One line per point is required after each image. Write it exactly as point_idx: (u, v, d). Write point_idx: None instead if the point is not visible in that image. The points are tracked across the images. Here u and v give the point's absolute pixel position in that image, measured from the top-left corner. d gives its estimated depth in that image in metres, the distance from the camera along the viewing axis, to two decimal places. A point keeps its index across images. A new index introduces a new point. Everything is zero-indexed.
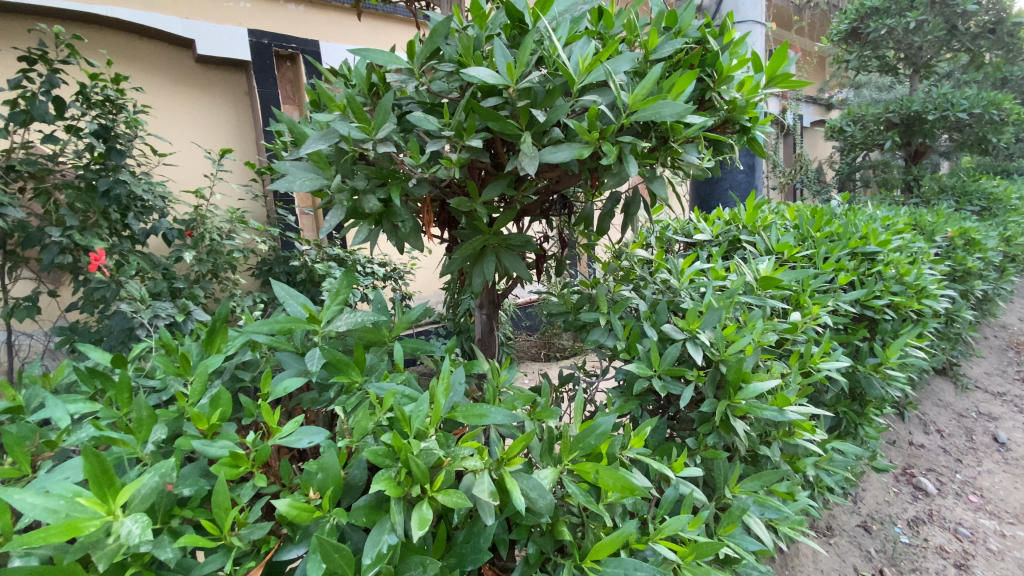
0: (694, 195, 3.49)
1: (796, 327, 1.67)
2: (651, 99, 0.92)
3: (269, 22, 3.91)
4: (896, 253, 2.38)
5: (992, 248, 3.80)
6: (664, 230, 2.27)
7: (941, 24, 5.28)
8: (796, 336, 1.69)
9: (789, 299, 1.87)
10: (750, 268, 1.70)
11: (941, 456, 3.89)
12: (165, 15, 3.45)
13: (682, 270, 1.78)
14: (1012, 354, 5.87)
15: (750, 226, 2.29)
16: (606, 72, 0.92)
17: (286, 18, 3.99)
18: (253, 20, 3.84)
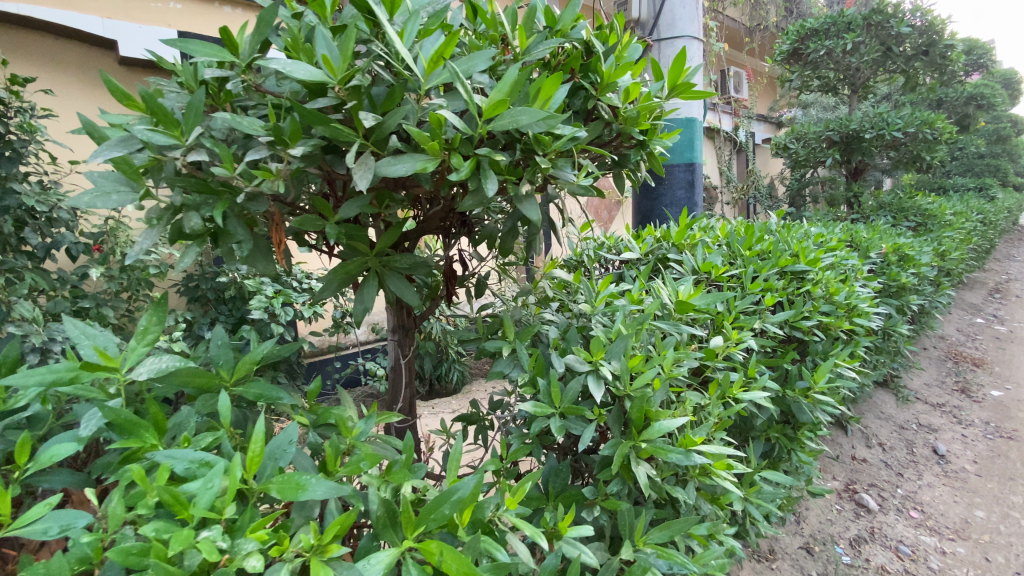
0: (636, 210, 3.46)
1: (715, 353, 1.56)
2: (505, 106, 0.78)
3: (195, 25, 3.68)
4: (827, 272, 2.34)
5: (925, 264, 3.87)
6: (590, 247, 2.17)
7: (876, 46, 5.47)
8: (716, 364, 1.59)
9: (713, 321, 1.77)
10: (668, 292, 1.60)
11: (882, 470, 3.91)
12: (83, 14, 3.17)
13: (599, 292, 1.66)
14: (949, 365, 6.06)
15: (678, 245, 2.21)
16: (452, 71, 0.77)
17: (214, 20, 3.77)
18: (178, 23, 3.60)
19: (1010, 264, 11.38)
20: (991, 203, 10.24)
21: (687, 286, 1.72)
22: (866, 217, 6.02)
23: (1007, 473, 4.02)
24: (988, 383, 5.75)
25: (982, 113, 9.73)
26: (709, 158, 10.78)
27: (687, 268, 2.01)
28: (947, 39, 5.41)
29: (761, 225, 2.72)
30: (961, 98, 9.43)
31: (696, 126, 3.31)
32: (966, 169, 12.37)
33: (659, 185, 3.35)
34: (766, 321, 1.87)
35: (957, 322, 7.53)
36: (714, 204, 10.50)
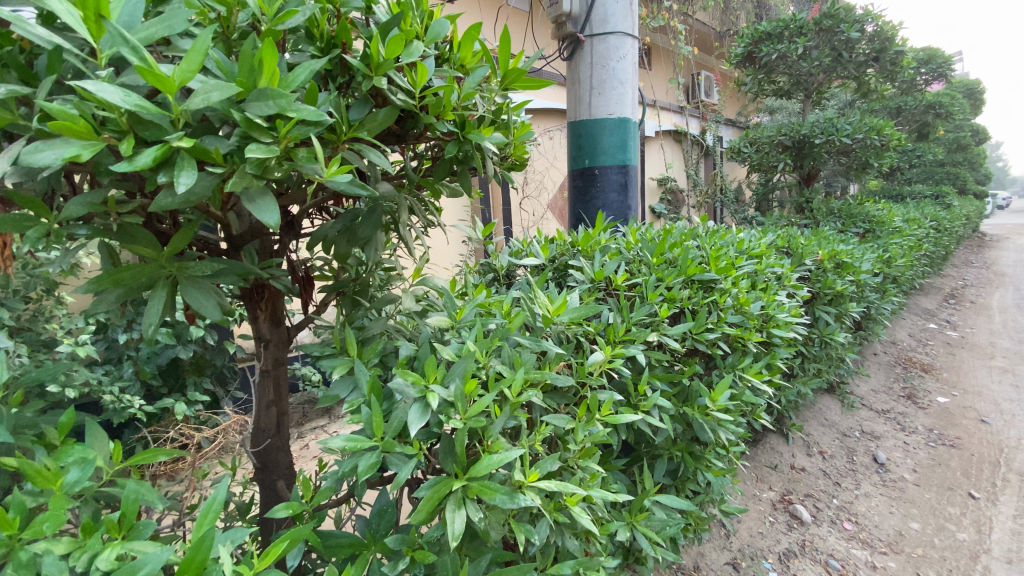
0: (573, 211, 3.33)
1: (588, 370, 1.42)
2: (183, 77, 0.61)
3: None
4: (743, 280, 2.24)
5: (864, 271, 3.84)
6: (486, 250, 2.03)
7: (827, 51, 5.47)
8: (592, 385, 1.45)
9: (600, 335, 1.63)
10: (540, 302, 1.45)
11: (821, 479, 3.87)
12: None
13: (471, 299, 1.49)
14: (898, 370, 6.10)
15: (583, 251, 2.08)
16: (111, 33, 0.61)
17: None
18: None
19: (965, 270, 11.66)
20: (946, 210, 10.47)
21: (572, 297, 1.58)
22: (817, 222, 6.03)
23: (944, 482, 4.00)
24: (935, 389, 5.80)
25: (939, 122, 9.93)
26: (675, 162, 10.80)
27: (583, 278, 1.87)
28: (897, 45, 5.43)
29: (685, 232, 2.62)
30: (919, 107, 9.59)
31: (630, 125, 3.20)
32: (927, 177, 12.65)
33: (592, 186, 3.22)
34: (662, 334, 1.75)
35: (910, 328, 7.62)
36: (680, 208, 10.49)
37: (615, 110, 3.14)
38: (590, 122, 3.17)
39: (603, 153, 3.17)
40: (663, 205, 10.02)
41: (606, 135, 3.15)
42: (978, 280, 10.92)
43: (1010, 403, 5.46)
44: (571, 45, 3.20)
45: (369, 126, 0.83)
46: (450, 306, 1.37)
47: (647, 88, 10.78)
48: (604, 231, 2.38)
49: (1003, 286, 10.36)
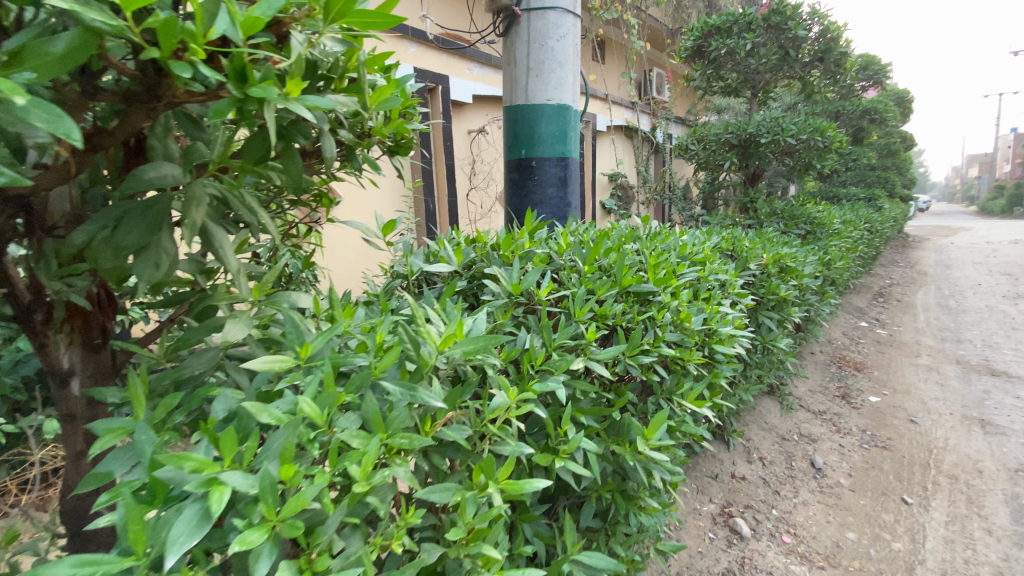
0: (508, 207, 3.00)
1: (486, 421, 1.07)
2: None
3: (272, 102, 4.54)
4: (684, 290, 2.00)
5: (807, 275, 3.75)
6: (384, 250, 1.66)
7: (775, 48, 5.39)
8: (492, 438, 1.10)
9: (508, 364, 1.30)
10: (423, 332, 1.04)
11: (760, 488, 3.77)
12: None
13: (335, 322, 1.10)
14: (833, 369, 6.22)
15: (505, 257, 1.75)
16: None
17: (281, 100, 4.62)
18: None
19: (892, 269, 12.29)
20: (878, 213, 10.93)
21: (477, 321, 1.24)
22: (761, 222, 6.00)
23: (878, 486, 4.00)
24: (867, 388, 5.93)
25: (873, 128, 10.31)
26: (625, 157, 10.71)
27: (499, 291, 1.52)
28: (842, 47, 5.42)
29: (623, 234, 2.35)
30: (856, 112, 9.90)
31: (570, 113, 2.90)
32: (859, 180, 13.21)
33: (528, 180, 2.91)
34: (593, 358, 1.45)
35: (844, 326, 7.84)
36: (630, 204, 10.41)
37: (553, 96, 2.83)
38: (526, 107, 2.84)
39: (541, 143, 2.85)
40: (613, 200, 9.91)
41: (544, 123, 2.84)
42: (903, 279, 11.51)
43: (936, 402, 5.64)
44: (506, 20, 2.85)
45: (37, 64, 0.57)
46: (297, 338, 0.99)
47: (598, 80, 10.60)
48: (533, 232, 2.06)
49: (925, 285, 10.94)
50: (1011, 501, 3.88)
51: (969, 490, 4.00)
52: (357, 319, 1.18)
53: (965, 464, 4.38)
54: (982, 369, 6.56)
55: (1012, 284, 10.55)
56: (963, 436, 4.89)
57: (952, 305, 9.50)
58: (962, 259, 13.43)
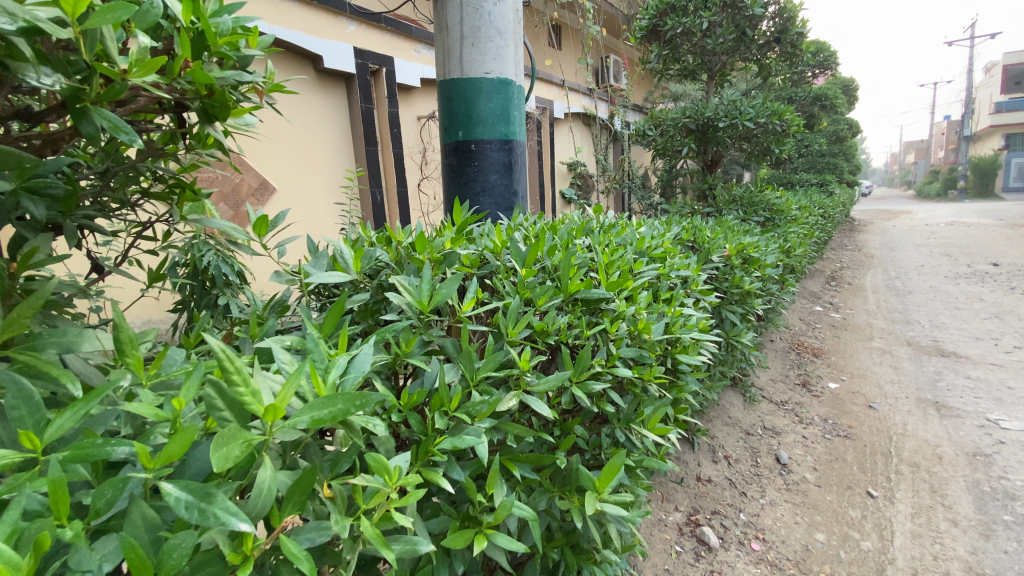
0: (447, 197, 2.63)
1: (351, 518, 0.75)
2: None
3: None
4: (642, 293, 1.70)
5: (769, 265, 3.56)
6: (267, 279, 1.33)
7: (731, 28, 5.20)
8: (363, 541, 0.77)
9: (400, 413, 0.97)
10: (240, 390, 0.69)
11: (727, 491, 3.59)
12: None
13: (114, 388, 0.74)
14: (793, 356, 6.18)
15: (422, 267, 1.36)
16: None
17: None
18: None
19: (842, 253, 12.58)
20: (829, 198, 11.10)
21: (359, 359, 0.90)
22: (720, 210, 5.84)
23: (844, 480, 3.89)
24: (826, 374, 5.91)
25: (824, 114, 10.44)
26: (584, 146, 10.44)
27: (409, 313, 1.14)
28: (798, 27, 5.29)
29: (572, 228, 2.03)
30: (808, 98, 9.97)
31: (512, 89, 2.55)
32: (810, 166, 13.49)
33: (468, 167, 2.54)
34: (529, 389, 1.13)
35: (800, 311, 7.89)
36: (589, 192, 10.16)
37: (493, 69, 2.47)
38: (462, 83, 2.48)
39: (481, 124, 2.49)
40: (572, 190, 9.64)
41: (483, 101, 2.48)
42: (853, 262, 11.76)
43: (892, 386, 5.66)
44: None
45: None
46: (30, 418, 0.66)
47: (554, 66, 10.27)
48: (463, 228, 1.70)
49: (873, 268, 11.24)
50: (972, 487, 3.84)
51: (932, 478, 3.94)
52: (168, 371, 0.84)
53: (925, 450, 4.34)
54: (932, 350, 6.66)
55: (952, 265, 10.94)
56: (921, 420, 4.88)
57: (899, 286, 9.74)
58: (906, 241, 13.88)
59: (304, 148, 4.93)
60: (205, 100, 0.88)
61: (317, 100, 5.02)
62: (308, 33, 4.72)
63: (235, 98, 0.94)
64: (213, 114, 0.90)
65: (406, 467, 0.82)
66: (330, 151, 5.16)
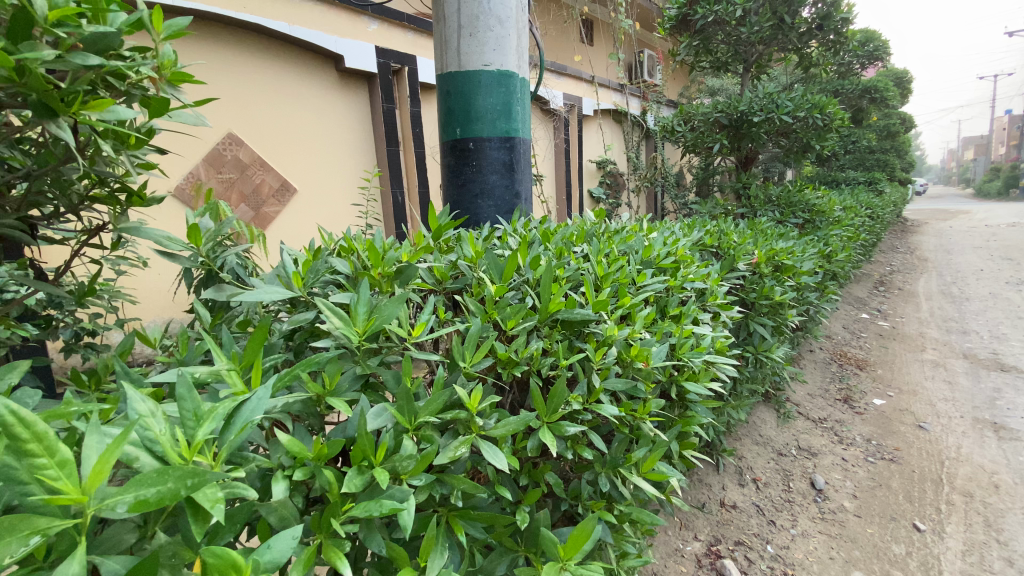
0: (445, 199, 2.45)
1: None
2: None
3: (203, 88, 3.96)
4: (641, 311, 1.48)
5: (805, 272, 3.24)
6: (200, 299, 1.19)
7: (766, 15, 4.84)
8: None
9: (306, 464, 0.80)
10: (35, 464, 0.54)
11: (754, 519, 3.29)
12: None
13: None
14: (834, 368, 5.75)
15: (377, 285, 1.15)
16: None
17: (215, 84, 4.04)
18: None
19: (892, 256, 11.77)
20: (879, 198, 10.39)
21: (250, 407, 0.74)
22: (755, 210, 5.46)
23: (886, 510, 3.51)
24: (871, 389, 5.44)
25: (874, 108, 9.76)
26: (615, 143, 10.12)
27: (346, 346, 0.96)
28: (841, 12, 4.90)
29: (568, 236, 1.83)
30: (856, 91, 9.34)
31: (514, 82, 2.35)
32: (858, 163, 12.73)
33: (467, 168, 2.36)
34: (483, 433, 0.94)
35: (844, 319, 7.36)
36: (619, 192, 9.82)
37: (492, 61, 2.28)
38: (459, 77, 2.30)
39: (480, 121, 2.31)
40: (601, 189, 9.34)
41: (482, 96, 2.29)
42: (905, 266, 10.97)
43: (947, 404, 5.15)
44: None
45: None
46: None
47: (585, 62, 10.00)
48: (440, 236, 1.53)
49: (928, 272, 10.43)
50: None
51: (987, 510, 3.51)
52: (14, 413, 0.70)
53: (980, 478, 3.89)
54: (992, 364, 6.06)
55: (1017, 269, 10.03)
56: (977, 443, 4.40)
57: (956, 293, 8.99)
58: (963, 243, 12.89)
59: (327, 146, 4.84)
60: (31, 90, 0.82)
61: (340, 101, 4.91)
62: (329, 33, 4.61)
63: (78, 86, 0.85)
64: (45, 104, 0.83)
65: (280, 553, 0.65)
66: (353, 151, 5.04)
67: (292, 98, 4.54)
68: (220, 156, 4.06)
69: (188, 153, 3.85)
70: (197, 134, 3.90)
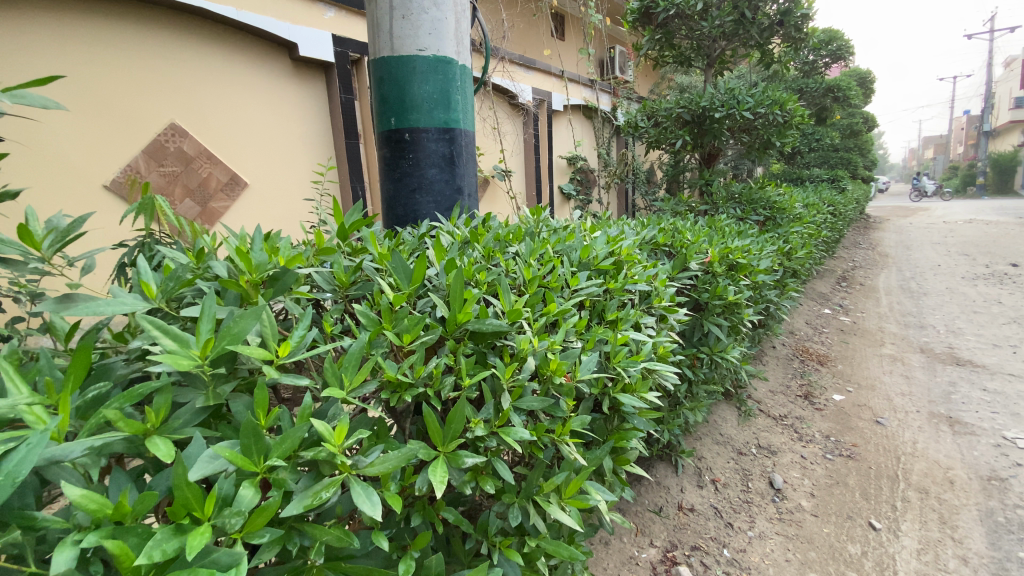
0: (382, 195, 2.28)
1: None
2: None
3: (136, 74, 3.54)
4: (571, 318, 1.35)
5: (762, 271, 3.18)
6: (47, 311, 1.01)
7: (727, 9, 4.79)
8: None
9: (110, 521, 0.65)
10: None
11: (711, 522, 3.23)
12: None
13: None
14: (796, 364, 5.79)
15: (244, 295, 0.98)
16: None
17: (143, 67, 3.57)
18: (130, 78, 3.51)
19: (855, 252, 12.03)
20: (841, 195, 10.57)
21: (17, 460, 0.60)
22: (717, 207, 5.44)
23: (843, 509, 3.51)
24: (831, 385, 5.49)
25: (837, 107, 9.92)
26: (585, 140, 10.07)
27: (191, 372, 0.80)
28: (802, 9, 4.88)
29: (502, 235, 1.68)
30: (819, 90, 9.46)
31: (453, 70, 2.21)
32: (822, 161, 12.98)
33: (403, 160, 2.19)
34: (355, 473, 0.80)
35: (807, 315, 7.45)
36: (588, 187, 9.74)
37: (428, 45, 2.12)
38: (393, 62, 2.13)
39: (416, 110, 2.14)
40: (571, 185, 9.24)
41: (417, 83, 2.13)
42: (866, 262, 11.22)
43: (903, 398, 5.22)
44: None
45: None
46: None
47: (554, 56, 9.88)
48: (348, 238, 1.37)
49: (888, 267, 10.68)
50: (986, 518, 3.41)
51: (941, 506, 3.53)
52: None
53: (935, 473, 3.92)
54: (947, 358, 6.19)
55: (970, 265, 10.35)
56: (931, 438, 4.45)
57: (914, 288, 9.22)
58: (922, 239, 13.28)
59: (284, 140, 4.41)
60: None
61: (299, 92, 4.48)
62: (279, 17, 4.18)
63: None
64: None
65: None
66: (314, 145, 4.62)
67: (244, 88, 4.12)
68: (160, 148, 3.64)
69: (33, 145, 3.13)
70: (52, 124, 3.18)
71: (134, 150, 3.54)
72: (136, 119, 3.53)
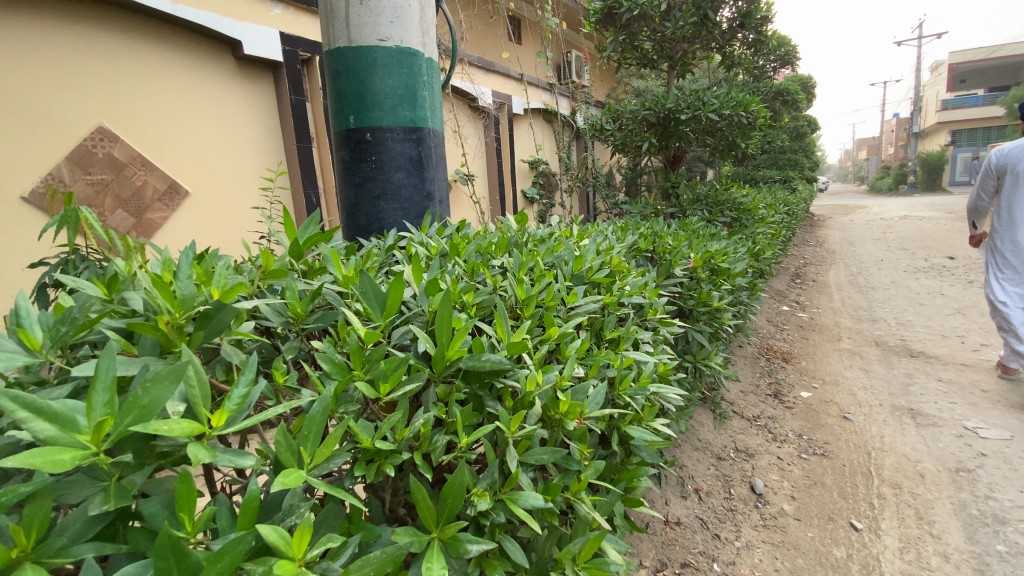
0: (341, 202, 2.03)
1: None
2: None
3: (53, 71, 3.12)
4: (574, 343, 1.17)
5: (738, 275, 3.10)
6: None
7: (690, 10, 4.76)
8: None
9: None
10: None
11: (698, 535, 3.12)
12: None
13: None
14: (763, 363, 5.84)
15: (165, 342, 0.74)
16: None
17: (61, 64, 3.14)
18: (47, 76, 3.09)
19: (805, 249, 12.47)
20: (792, 195, 10.91)
21: None
22: (683, 209, 5.40)
23: (824, 510, 3.48)
24: (797, 382, 5.55)
25: (785, 110, 10.26)
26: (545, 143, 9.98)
27: (82, 463, 0.57)
28: (761, 11, 4.92)
29: (485, 247, 1.50)
30: (770, 93, 9.75)
31: (419, 62, 1.99)
32: (772, 163, 13.44)
33: (365, 163, 1.95)
34: None
35: (768, 313, 7.58)
36: (550, 191, 9.63)
37: (390, 35, 1.90)
38: (351, 54, 1.90)
39: (378, 107, 1.91)
40: (534, 189, 9.10)
41: (378, 76, 1.90)
42: (815, 258, 11.65)
43: (866, 392, 5.33)
44: None
45: None
46: None
47: (511, 59, 9.75)
48: (303, 256, 1.13)
49: (837, 263, 11.12)
50: (960, 511, 3.46)
51: (916, 502, 3.56)
52: None
53: (905, 467, 3.97)
54: (901, 351, 6.41)
55: (911, 259, 10.90)
56: (897, 431, 4.53)
57: (862, 282, 9.60)
58: (863, 235, 13.93)
59: (229, 144, 4.04)
60: None
61: (245, 92, 4.12)
62: (217, 11, 3.81)
63: None
64: None
65: None
66: (263, 149, 4.27)
67: (182, 87, 3.73)
68: (85, 155, 3.23)
69: None
70: None
71: (56, 156, 3.12)
72: (54, 122, 3.11)
